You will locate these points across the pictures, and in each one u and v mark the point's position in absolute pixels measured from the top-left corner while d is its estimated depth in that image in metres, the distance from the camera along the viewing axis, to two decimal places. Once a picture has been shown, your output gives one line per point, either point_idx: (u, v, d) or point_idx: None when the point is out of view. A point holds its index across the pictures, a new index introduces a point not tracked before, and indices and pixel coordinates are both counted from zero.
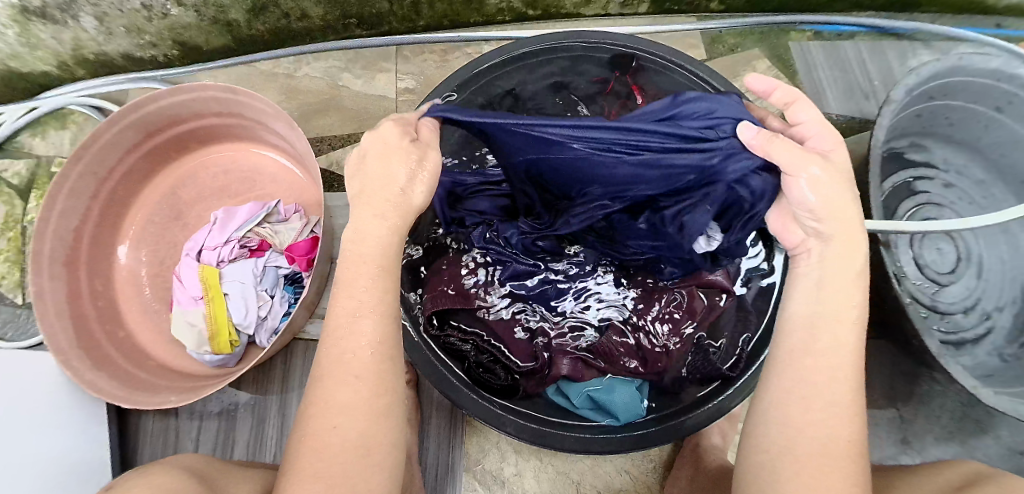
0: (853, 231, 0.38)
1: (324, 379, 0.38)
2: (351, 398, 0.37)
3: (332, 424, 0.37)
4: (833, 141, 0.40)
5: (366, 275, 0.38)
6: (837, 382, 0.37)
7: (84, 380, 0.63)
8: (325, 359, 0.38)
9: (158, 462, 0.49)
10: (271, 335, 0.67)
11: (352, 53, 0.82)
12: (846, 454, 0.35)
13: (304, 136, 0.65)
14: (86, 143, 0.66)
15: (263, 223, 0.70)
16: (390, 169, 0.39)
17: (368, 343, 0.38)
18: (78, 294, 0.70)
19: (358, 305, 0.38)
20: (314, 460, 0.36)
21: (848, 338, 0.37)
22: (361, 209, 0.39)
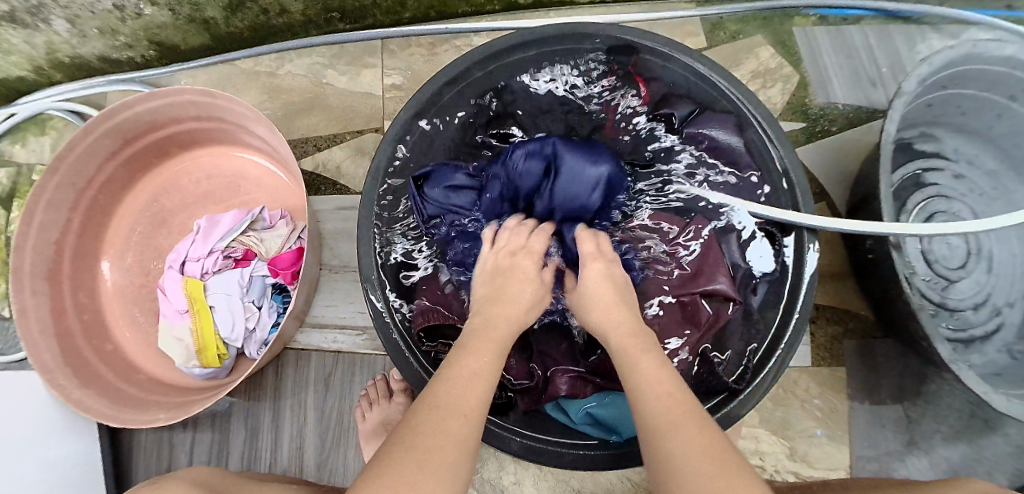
0: (627, 333, 0.47)
1: (433, 408, 0.37)
2: (454, 429, 0.36)
3: (438, 444, 0.34)
4: (594, 272, 0.52)
5: (489, 350, 0.43)
6: (664, 407, 0.38)
7: (72, 400, 0.62)
8: (432, 394, 0.38)
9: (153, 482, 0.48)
10: (260, 346, 0.65)
11: (337, 48, 0.78)
12: (705, 457, 0.34)
13: (285, 140, 0.62)
14: (61, 154, 0.64)
15: (247, 231, 0.67)
16: (519, 282, 0.51)
17: (479, 396, 0.39)
18: (63, 309, 0.69)
19: (479, 366, 0.41)
20: (414, 473, 0.32)
21: (660, 373, 0.41)
22: (490, 307, 0.48)
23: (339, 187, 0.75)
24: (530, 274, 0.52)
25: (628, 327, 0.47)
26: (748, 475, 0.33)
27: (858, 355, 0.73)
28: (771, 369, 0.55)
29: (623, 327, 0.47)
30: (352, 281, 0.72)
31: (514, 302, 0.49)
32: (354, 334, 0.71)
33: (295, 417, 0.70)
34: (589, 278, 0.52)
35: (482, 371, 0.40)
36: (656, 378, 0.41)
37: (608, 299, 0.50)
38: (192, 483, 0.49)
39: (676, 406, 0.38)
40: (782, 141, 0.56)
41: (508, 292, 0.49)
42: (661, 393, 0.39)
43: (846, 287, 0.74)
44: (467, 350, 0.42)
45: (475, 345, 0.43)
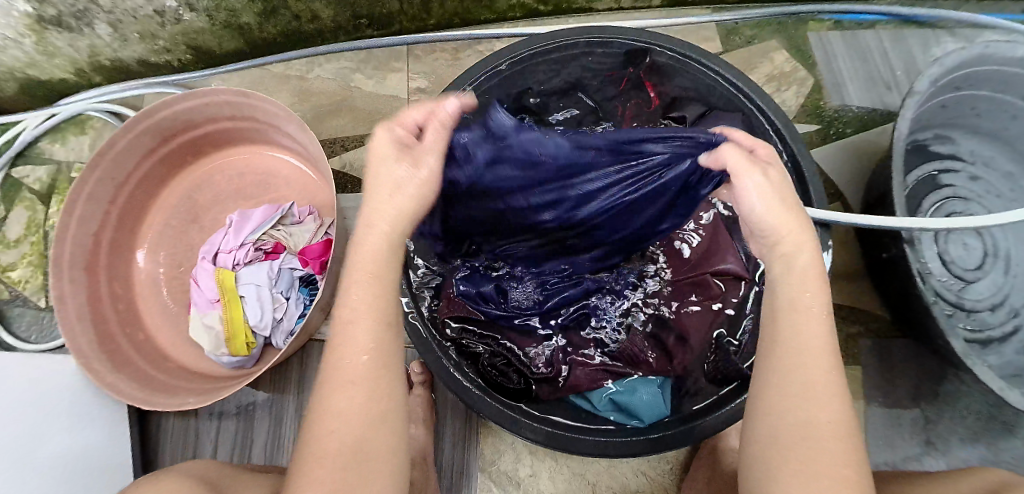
0: (802, 237, 0.39)
1: (325, 385, 0.35)
2: (349, 405, 0.34)
3: (327, 429, 0.34)
4: (770, 153, 0.41)
5: (361, 284, 0.36)
6: (823, 374, 0.35)
7: (106, 383, 0.65)
8: (323, 369, 0.36)
9: (167, 471, 0.49)
10: (287, 336, 0.67)
11: (364, 53, 0.80)
12: (834, 434, 0.33)
13: (316, 139, 0.65)
14: (103, 150, 0.67)
15: (277, 226, 0.70)
16: (383, 173, 0.37)
17: (363, 349, 0.35)
18: (98, 298, 0.72)
19: (351, 311, 0.35)
20: (313, 464, 0.34)
21: (813, 319, 0.37)
22: (364, 207, 0.38)
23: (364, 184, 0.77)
24: (394, 148, 0.38)
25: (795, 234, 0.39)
26: (859, 461, 0.33)
27: (875, 354, 0.73)
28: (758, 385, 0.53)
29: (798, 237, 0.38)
30: None
31: (379, 195, 0.37)
32: None
33: None
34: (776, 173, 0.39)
35: (356, 316, 0.35)
36: (820, 331, 0.36)
37: (783, 200, 0.39)
38: (202, 472, 0.51)
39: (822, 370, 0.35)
40: (794, 139, 0.58)
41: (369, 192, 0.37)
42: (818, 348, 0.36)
43: (862, 289, 0.75)
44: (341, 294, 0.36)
45: (344, 287, 0.36)
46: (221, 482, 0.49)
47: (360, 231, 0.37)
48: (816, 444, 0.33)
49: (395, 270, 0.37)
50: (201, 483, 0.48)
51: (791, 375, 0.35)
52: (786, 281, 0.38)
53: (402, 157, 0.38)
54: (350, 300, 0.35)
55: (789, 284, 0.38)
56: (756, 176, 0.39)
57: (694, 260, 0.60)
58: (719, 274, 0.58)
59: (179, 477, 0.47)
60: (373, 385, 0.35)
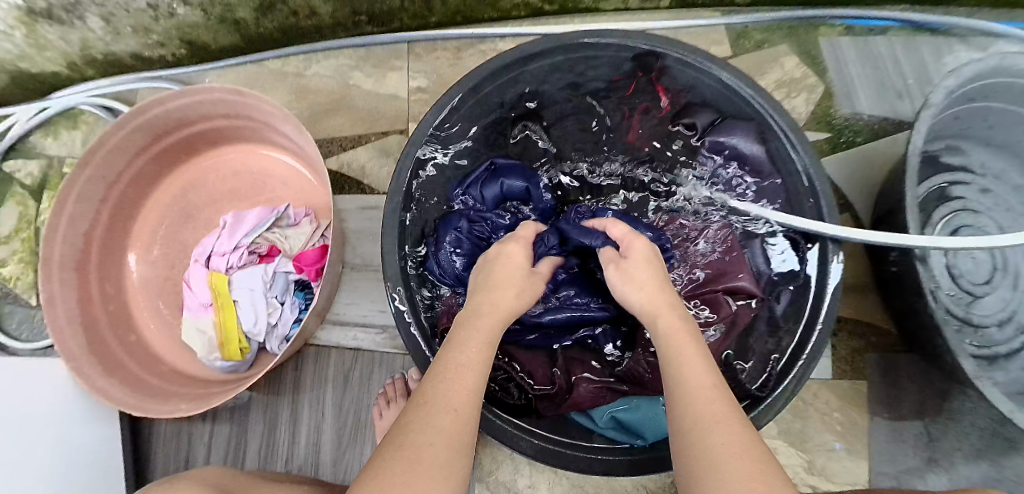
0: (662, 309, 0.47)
1: (427, 405, 0.39)
2: (446, 424, 0.38)
3: (427, 441, 0.36)
4: (637, 244, 0.52)
5: (478, 343, 0.44)
6: (710, 394, 0.39)
7: (96, 387, 0.63)
8: (426, 391, 0.40)
9: (178, 478, 0.50)
10: (282, 342, 0.66)
11: (364, 50, 0.77)
12: (736, 459, 0.35)
13: (312, 139, 0.63)
14: (95, 146, 0.65)
15: (272, 228, 0.68)
16: (509, 272, 0.51)
17: (469, 389, 0.40)
18: (89, 298, 0.70)
19: (467, 358, 0.43)
20: (409, 469, 0.35)
21: (701, 366, 0.41)
22: (481, 294, 0.50)
23: (363, 186, 0.73)
24: (519, 262, 0.53)
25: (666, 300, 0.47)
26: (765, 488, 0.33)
27: (881, 369, 0.72)
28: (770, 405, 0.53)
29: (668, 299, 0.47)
30: (374, 281, 0.70)
31: (507, 293, 0.49)
32: (374, 332, 0.69)
33: (314, 413, 0.69)
34: (635, 257, 0.51)
35: (471, 363, 0.42)
36: (700, 359, 0.42)
37: (651, 281, 0.49)
38: (209, 481, 0.50)
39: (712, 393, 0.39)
40: (806, 148, 0.55)
41: (499, 280, 0.50)
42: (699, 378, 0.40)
43: (869, 301, 0.74)
44: (454, 344, 0.44)
45: (462, 339, 0.44)
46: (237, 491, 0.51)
47: (481, 302, 0.49)
48: (726, 469, 0.35)
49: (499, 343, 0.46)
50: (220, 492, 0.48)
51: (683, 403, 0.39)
52: (666, 331, 0.45)
53: (523, 269, 0.52)
54: (467, 348, 0.43)
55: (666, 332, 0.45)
56: (617, 271, 0.51)
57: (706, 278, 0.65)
58: (730, 292, 0.63)
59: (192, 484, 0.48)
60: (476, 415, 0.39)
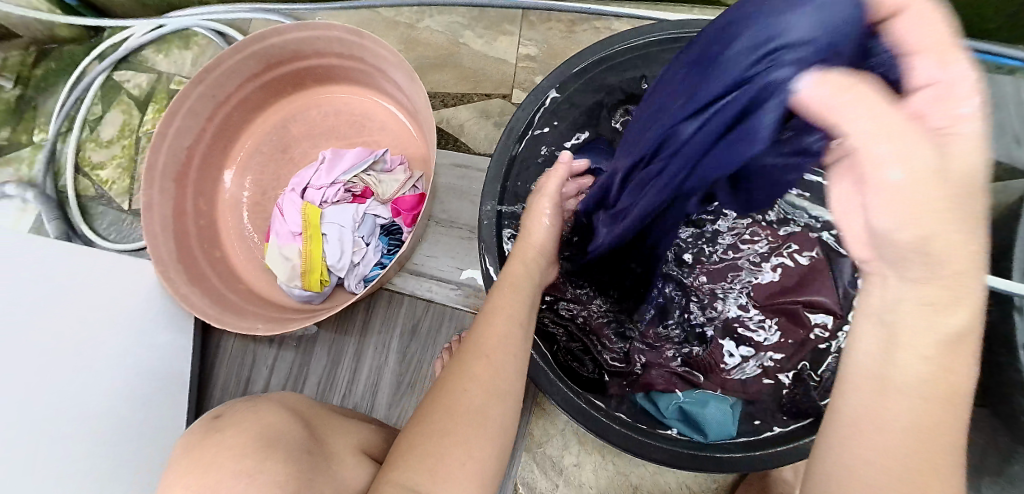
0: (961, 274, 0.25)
1: (465, 356, 0.41)
2: (485, 372, 0.40)
3: (461, 387, 0.39)
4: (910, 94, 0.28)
5: (517, 295, 0.47)
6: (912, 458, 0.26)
7: (180, 294, 0.67)
8: (468, 341, 0.43)
9: (262, 397, 0.51)
10: (360, 281, 0.68)
11: (478, 10, 0.77)
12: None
13: (423, 89, 0.64)
14: (211, 66, 0.68)
15: (368, 171, 0.69)
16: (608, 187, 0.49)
17: (513, 336, 0.43)
18: (183, 210, 0.74)
19: (505, 303, 0.45)
20: (445, 417, 0.37)
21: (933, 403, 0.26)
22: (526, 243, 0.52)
23: (459, 144, 0.74)
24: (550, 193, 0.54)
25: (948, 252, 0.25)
26: None
27: None
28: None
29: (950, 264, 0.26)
30: (457, 238, 0.71)
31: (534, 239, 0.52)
32: (450, 288, 0.70)
33: (377, 355, 0.72)
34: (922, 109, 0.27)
35: (506, 306, 0.45)
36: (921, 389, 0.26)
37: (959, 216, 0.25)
38: (295, 403, 0.52)
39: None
40: None
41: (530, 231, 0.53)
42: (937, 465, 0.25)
43: None
44: (497, 289, 0.47)
45: (499, 292, 0.47)
46: (316, 422, 0.51)
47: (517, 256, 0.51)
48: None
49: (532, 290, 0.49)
50: (301, 420, 0.49)
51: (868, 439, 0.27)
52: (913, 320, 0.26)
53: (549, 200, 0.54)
54: (505, 301, 0.45)
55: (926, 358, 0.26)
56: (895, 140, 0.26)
57: (783, 287, 0.60)
58: (810, 307, 0.59)
59: (275, 407, 0.48)
60: (510, 356, 0.41)
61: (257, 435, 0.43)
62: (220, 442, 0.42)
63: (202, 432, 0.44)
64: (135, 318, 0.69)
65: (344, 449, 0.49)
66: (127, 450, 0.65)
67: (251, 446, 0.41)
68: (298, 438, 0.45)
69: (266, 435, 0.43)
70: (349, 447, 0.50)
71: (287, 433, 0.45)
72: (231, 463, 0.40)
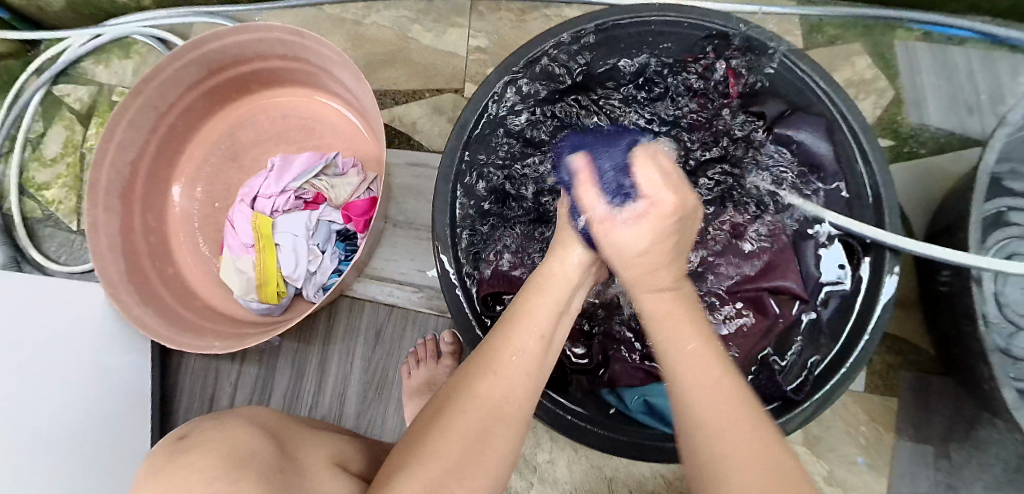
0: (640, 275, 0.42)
1: (469, 370, 0.38)
2: (488, 394, 0.36)
3: (461, 408, 0.36)
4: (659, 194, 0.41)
5: (548, 299, 0.41)
6: (715, 401, 0.33)
7: (132, 316, 0.64)
8: (480, 353, 0.38)
9: (230, 415, 0.48)
10: (319, 290, 0.66)
11: (426, 4, 0.75)
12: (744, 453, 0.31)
13: (369, 88, 0.61)
14: (148, 76, 0.65)
15: (319, 176, 0.67)
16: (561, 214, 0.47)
17: (530, 356, 0.39)
18: (131, 228, 0.71)
19: (533, 311, 0.40)
20: (435, 438, 0.35)
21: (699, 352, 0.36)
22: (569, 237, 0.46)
23: (413, 143, 0.72)
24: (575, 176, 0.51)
25: (664, 280, 0.41)
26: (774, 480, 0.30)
27: (914, 390, 0.70)
28: (796, 413, 0.51)
29: (658, 283, 0.41)
30: (415, 239, 0.70)
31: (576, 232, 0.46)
32: (411, 291, 0.69)
33: (341, 363, 0.70)
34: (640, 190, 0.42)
35: (535, 313, 0.40)
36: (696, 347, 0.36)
37: (657, 261, 0.42)
38: (267, 422, 0.50)
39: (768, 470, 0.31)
40: (878, 155, 0.52)
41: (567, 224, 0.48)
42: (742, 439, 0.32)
43: (911, 317, 0.71)
44: (528, 293, 0.42)
45: (530, 295, 0.42)
46: (286, 437, 0.49)
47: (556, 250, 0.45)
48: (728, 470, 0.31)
49: (570, 301, 0.43)
50: (271, 437, 0.47)
51: (692, 407, 0.34)
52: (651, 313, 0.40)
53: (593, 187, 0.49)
54: (532, 311, 0.40)
55: (681, 373, 0.35)
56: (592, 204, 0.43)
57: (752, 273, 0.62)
58: (775, 292, 0.61)
59: (242, 423, 0.46)
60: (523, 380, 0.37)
61: (227, 453, 0.40)
62: (190, 464, 0.37)
63: (168, 453, 0.40)
64: (88, 342, 0.67)
65: (316, 464, 0.47)
66: (97, 473, 0.63)
67: (221, 468, 0.37)
68: (269, 456, 0.42)
69: (238, 455, 0.40)
70: (322, 462, 0.48)
71: (257, 448, 0.42)
72: (202, 487, 0.35)
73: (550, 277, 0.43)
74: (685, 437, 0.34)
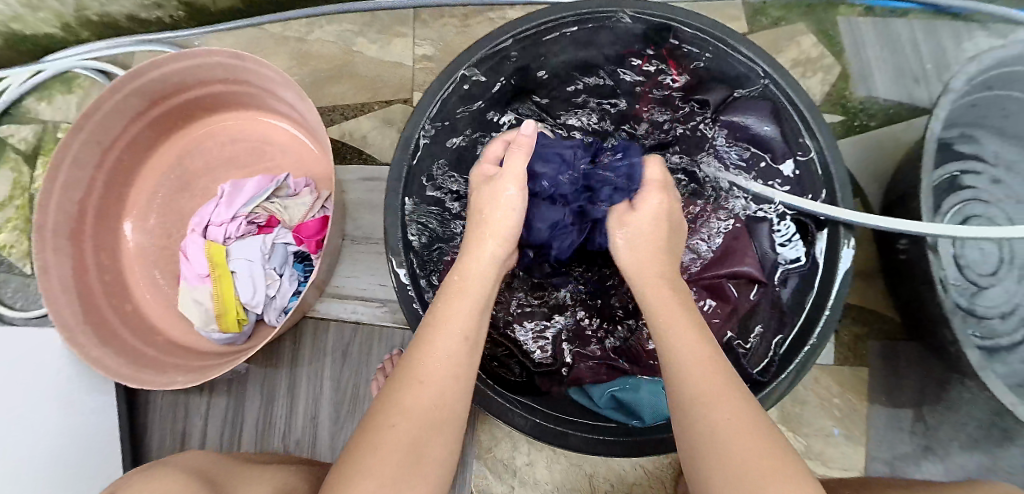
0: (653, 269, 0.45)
1: (396, 380, 0.37)
2: (415, 403, 0.35)
3: (388, 423, 0.35)
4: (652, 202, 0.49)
5: (464, 302, 0.41)
6: (704, 378, 0.35)
7: (91, 358, 0.62)
8: (402, 362, 0.38)
9: (156, 464, 0.48)
10: (280, 314, 0.65)
11: (369, 15, 0.74)
12: (736, 432, 0.32)
13: (314, 106, 0.60)
14: (88, 111, 0.63)
15: (272, 198, 0.66)
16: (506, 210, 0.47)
17: (452, 358, 0.38)
18: (84, 268, 0.69)
19: (449, 314, 0.40)
20: (365, 455, 0.33)
21: (691, 337, 0.37)
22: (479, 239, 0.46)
23: (365, 157, 0.72)
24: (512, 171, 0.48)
25: (657, 273, 0.45)
26: (765, 443, 0.31)
27: (883, 358, 0.71)
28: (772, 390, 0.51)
29: (656, 273, 0.44)
30: (375, 254, 0.69)
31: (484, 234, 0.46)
32: (374, 306, 0.68)
33: (310, 385, 0.69)
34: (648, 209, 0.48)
35: (451, 318, 0.39)
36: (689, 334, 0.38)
37: (653, 252, 0.46)
38: (201, 466, 0.49)
39: (761, 440, 0.31)
40: (822, 131, 0.51)
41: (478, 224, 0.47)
42: (739, 415, 0.32)
43: (875, 287, 0.72)
44: (442, 297, 0.42)
45: (445, 299, 0.41)
46: (223, 480, 0.48)
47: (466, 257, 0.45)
48: (721, 443, 0.32)
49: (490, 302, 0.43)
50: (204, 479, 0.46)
51: (680, 386, 0.35)
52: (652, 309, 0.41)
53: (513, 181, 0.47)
54: (451, 313, 0.40)
55: (674, 354, 0.37)
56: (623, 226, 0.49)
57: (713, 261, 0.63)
58: (734, 278, 0.61)
59: (173, 474, 0.45)
60: (448, 382, 0.37)
61: None
62: None
63: None
64: (49, 389, 0.65)
65: None
66: None
67: None
68: None
69: None
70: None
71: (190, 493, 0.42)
72: None
73: (464, 281, 0.43)
74: (680, 418, 0.35)
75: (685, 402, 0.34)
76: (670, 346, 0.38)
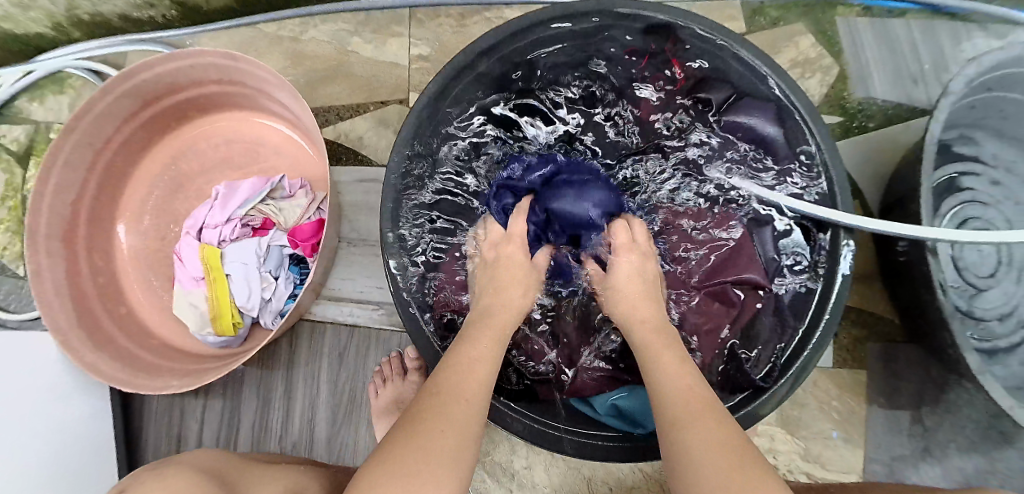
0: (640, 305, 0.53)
1: (436, 394, 0.39)
2: (456, 413, 0.38)
3: (437, 429, 0.36)
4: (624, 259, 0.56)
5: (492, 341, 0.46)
6: (688, 401, 0.39)
7: (85, 362, 0.62)
8: (438, 380, 0.41)
9: (170, 463, 0.47)
10: (276, 317, 0.65)
11: (363, 14, 0.73)
12: (718, 444, 0.35)
13: (309, 108, 0.60)
14: (79, 113, 0.63)
15: (267, 200, 0.66)
16: (514, 271, 0.55)
17: (483, 383, 0.42)
18: (77, 271, 0.68)
19: (478, 352, 0.45)
20: (408, 456, 0.34)
21: (679, 368, 0.43)
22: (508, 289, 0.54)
23: (361, 158, 0.71)
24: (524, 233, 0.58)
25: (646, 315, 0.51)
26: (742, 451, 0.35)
27: (881, 360, 0.71)
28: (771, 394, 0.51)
29: (641, 317, 0.51)
30: (372, 257, 0.69)
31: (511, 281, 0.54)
32: (371, 309, 0.68)
33: (307, 390, 0.68)
34: (622, 270, 0.55)
35: (481, 356, 0.44)
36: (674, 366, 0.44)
37: (635, 297, 0.53)
38: (211, 464, 0.49)
39: (738, 452, 0.35)
40: (824, 134, 0.50)
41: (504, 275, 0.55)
42: (718, 433, 0.36)
43: (874, 289, 0.72)
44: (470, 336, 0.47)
45: (476, 336, 0.47)
46: (234, 478, 0.48)
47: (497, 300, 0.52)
48: (699, 452, 0.35)
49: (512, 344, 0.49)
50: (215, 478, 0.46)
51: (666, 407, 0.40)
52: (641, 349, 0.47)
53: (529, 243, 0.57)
54: (483, 347, 0.45)
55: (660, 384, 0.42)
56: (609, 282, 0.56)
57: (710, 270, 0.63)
58: (739, 284, 0.60)
59: (186, 471, 0.45)
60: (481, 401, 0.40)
61: None
62: None
63: None
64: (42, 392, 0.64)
65: None
66: None
67: None
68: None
69: None
70: None
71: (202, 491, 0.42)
72: None
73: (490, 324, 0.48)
74: (664, 437, 0.38)
75: (666, 424, 0.38)
76: (654, 378, 0.43)
